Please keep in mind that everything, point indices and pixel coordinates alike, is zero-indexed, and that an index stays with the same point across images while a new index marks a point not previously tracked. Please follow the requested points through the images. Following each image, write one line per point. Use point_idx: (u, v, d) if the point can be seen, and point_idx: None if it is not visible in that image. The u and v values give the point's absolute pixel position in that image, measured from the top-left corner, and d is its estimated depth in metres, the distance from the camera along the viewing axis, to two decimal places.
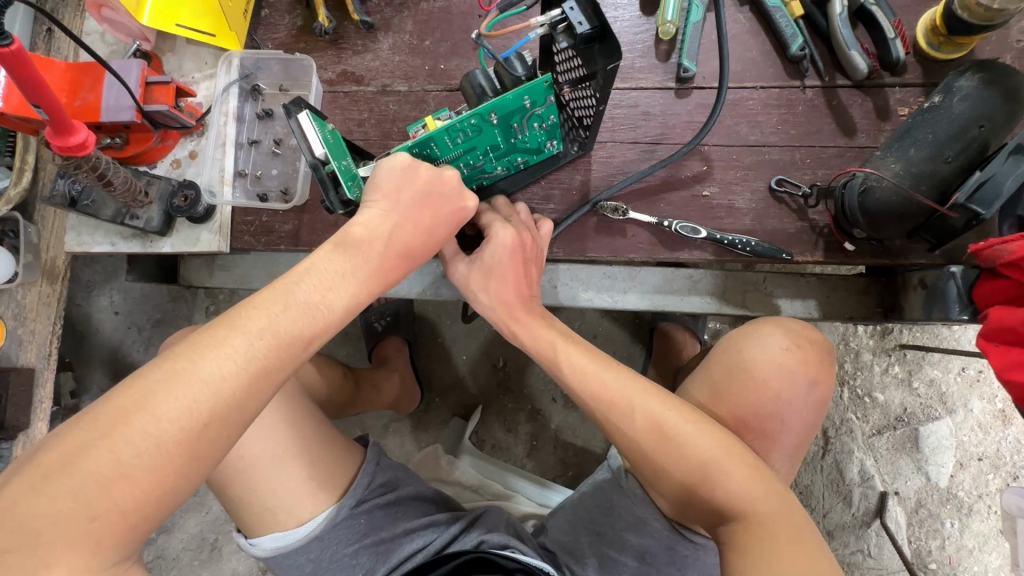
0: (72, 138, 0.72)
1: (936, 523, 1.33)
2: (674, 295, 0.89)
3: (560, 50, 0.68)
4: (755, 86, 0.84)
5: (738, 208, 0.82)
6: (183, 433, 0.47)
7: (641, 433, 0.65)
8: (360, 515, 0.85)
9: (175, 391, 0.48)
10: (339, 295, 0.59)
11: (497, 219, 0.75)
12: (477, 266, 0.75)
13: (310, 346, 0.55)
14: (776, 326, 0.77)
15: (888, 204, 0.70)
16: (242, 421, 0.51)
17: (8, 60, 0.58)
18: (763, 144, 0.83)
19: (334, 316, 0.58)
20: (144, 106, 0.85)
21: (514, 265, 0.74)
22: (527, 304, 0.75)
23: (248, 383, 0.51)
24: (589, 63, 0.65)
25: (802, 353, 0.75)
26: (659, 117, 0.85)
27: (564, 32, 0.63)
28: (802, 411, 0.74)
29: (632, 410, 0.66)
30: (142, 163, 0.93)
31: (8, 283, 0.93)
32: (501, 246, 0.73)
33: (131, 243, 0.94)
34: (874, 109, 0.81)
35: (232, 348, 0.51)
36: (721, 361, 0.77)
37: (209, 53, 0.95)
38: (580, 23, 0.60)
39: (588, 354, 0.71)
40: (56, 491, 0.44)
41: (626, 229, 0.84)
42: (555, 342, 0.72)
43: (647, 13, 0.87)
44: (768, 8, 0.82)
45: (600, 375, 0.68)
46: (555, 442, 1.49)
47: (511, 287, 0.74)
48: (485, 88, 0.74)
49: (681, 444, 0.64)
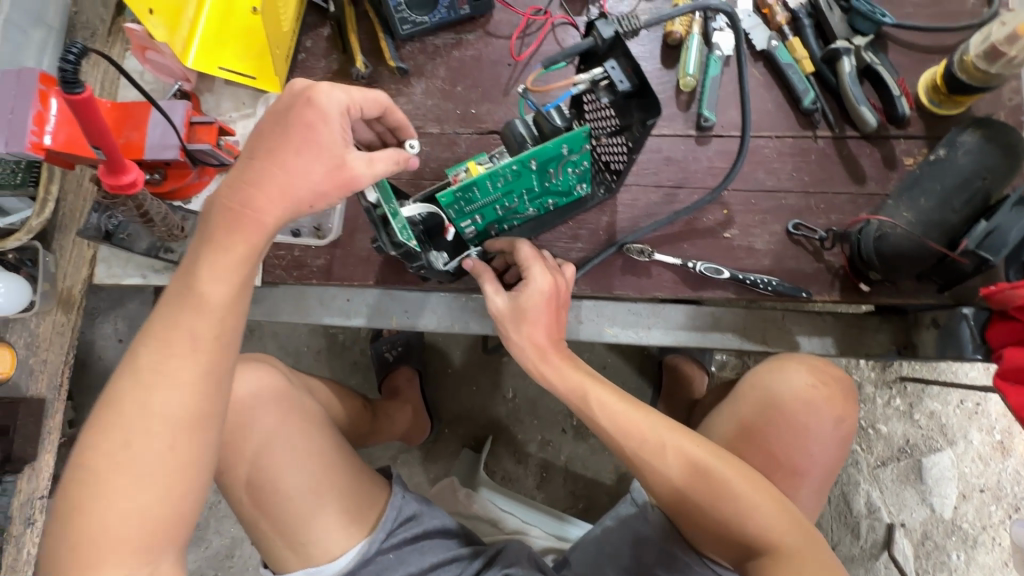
0: (124, 177, 0.74)
1: (942, 555, 1.36)
2: (697, 332, 0.90)
3: (596, 103, 0.73)
4: (770, 136, 0.89)
5: (757, 250, 0.87)
6: (144, 444, 0.54)
7: (674, 470, 0.68)
8: (388, 550, 0.86)
9: (116, 420, 0.54)
10: (219, 265, 0.57)
11: (533, 261, 0.76)
12: (512, 308, 0.75)
13: (211, 319, 0.56)
14: (800, 362, 0.79)
15: (903, 249, 0.75)
16: (194, 410, 0.55)
17: (77, 106, 0.62)
18: (779, 189, 0.88)
19: (231, 283, 0.57)
20: (187, 145, 0.87)
21: (550, 310, 0.75)
22: (559, 346, 0.76)
23: (175, 378, 0.55)
24: (624, 114, 0.72)
25: (832, 388, 0.78)
26: (680, 162, 0.90)
27: (605, 89, 0.69)
28: (826, 450, 0.77)
29: (664, 447, 0.68)
30: (178, 199, 0.95)
31: (24, 312, 0.96)
32: (539, 290, 0.74)
33: (164, 276, 0.95)
34: (882, 158, 0.87)
35: (143, 367, 0.55)
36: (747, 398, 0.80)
37: (246, 94, 0.99)
38: (622, 83, 0.67)
39: (619, 393, 0.73)
40: (84, 523, 0.53)
41: (650, 270, 0.88)
42: (586, 380, 0.73)
43: (667, 65, 0.93)
44: (782, 65, 0.88)
45: (631, 414, 0.70)
46: (565, 473, 1.53)
47: (543, 330, 0.75)
48: (524, 137, 0.75)
49: (711, 479, 0.66)
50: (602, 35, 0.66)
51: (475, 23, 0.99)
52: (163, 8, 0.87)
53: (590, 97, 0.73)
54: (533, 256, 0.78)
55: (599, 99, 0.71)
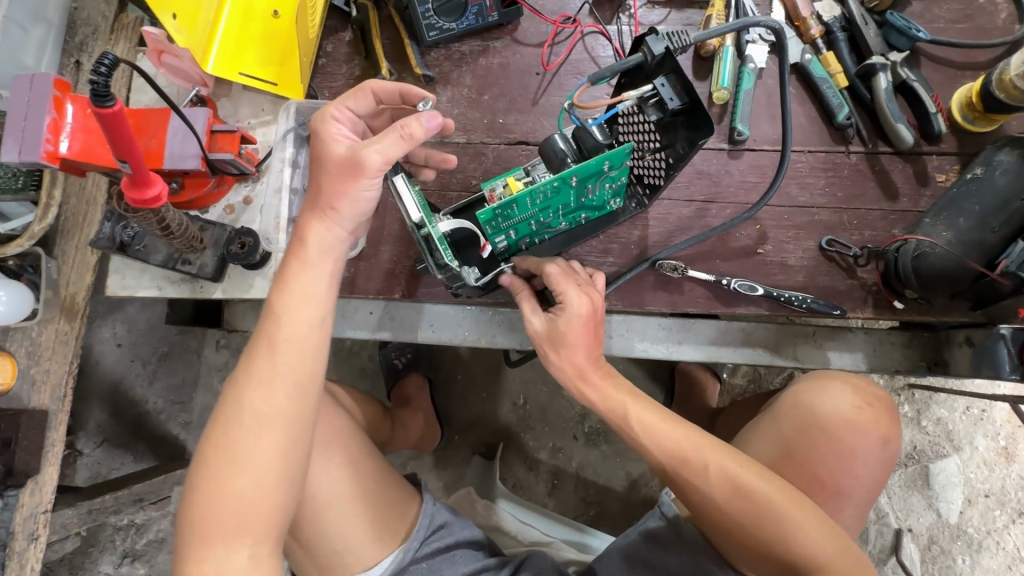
0: (148, 191, 0.71)
1: (948, 560, 1.38)
2: (728, 348, 0.89)
3: (642, 121, 0.75)
4: (802, 150, 0.89)
5: (790, 265, 0.86)
6: (251, 440, 0.58)
7: (717, 490, 0.66)
8: (422, 560, 0.85)
9: (225, 420, 0.58)
10: (309, 274, 0.61)
11: (568, 282, 0.73)
12: (552, 329, 0.74)
13: (303, 323, 0.60)
14: (844, 381, 0.80)
15: (941, 267, 0.75)
16: (294, 404, 0.59)
17: (106, 119, 0.59)
18: (811, 205, 0.87)
19: (317, 288, 0.61)
20: (209, 154, 0.84)
21: (588, 332, 0.73)
22: (598, 364, 0.74)
23: (273, 378, 0.59)
24: (669, 134, 0.73)
25: (872, 410, 0.78)
26: (712, 176, 0.89)
27: (653, 105, 0.71)
28: (869, 470, 0.76)
29: (707, 467, 0.67)
30: (195, 208, 0.92)
31: (26, 321, 0.91)
32: (576, 314, 0.72)
33: (180, 287, 0.91)
34: (914, 174, 0.87)
35: (247, 372, 0.59)
36: (788, 417, 0.80)
37: (266, 100, 0.96)
38: (671, 100, 0.67)
39: (659, 409, 0.72)
40: (206, 515, 0.57)
41: (683, 285, 0.87)
42: (627, 400, 0.72)
43: (698, 77, 0.92)
44: (816, 79, 0.87)
45: (676, 433, 0.69)
46: (576, 480, 1.52)
47: (583, 352, 0.73)
48: (565, 154, 0.74)
49: (755, 498, 0.65)
50: (652, 53, 0.67)
51: (502, 30, 0.97)
52: (183, 12, 0.82)
53: (636, 113, 0.75)
54: (566, 275, 0.75)
55: (646, 115, 0.72)
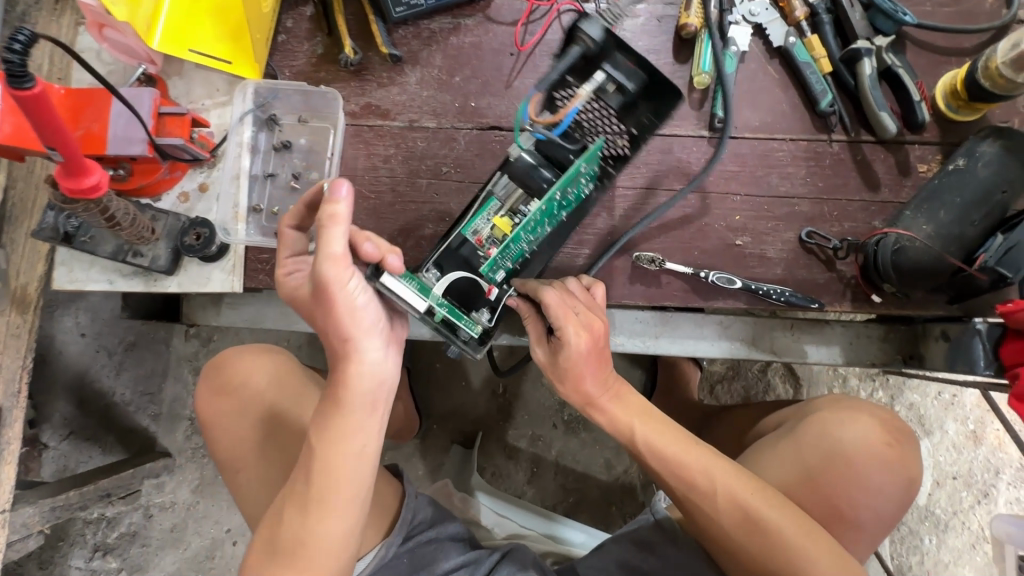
0: (85, 180, 0.65)
1: (916, 539, 1.41)
2: (705, 342, 0.88)
3: (599, 113, 0.76)
4: (784, 138, 0.86)
5: (770, 258, 0.84)
6: (290, 555, 0.60)
7: (729, 523, 0.67)
8: (404, 553, 0.86)
9: (271, 535, 0.61)
10: (347, 398, 0.59)
11: (565, 315, 0.66)
12: (556, 362, 0.70)
13: (341, 444, 0.59)
14: (870, 416, 0.82)
15: (919, 262, 0.74)
16: (329, 521, 0.60)
17: (26, 103, 0.53)
18: (792, 195, 0.85)
19: (356, 411, 0.59)
20: (157, 139, 0.78)
21: (593, 364, 0.69)
22: (612, 387, 0.72)
23: (311, 500, 0.59)
24: (631, 112, 0.76)
25: (896, 448, 0.79)
26: (692, 164, 0.86)
27: (612, 92, 0.74)
28: (887, 508, 0.77)
29: (717, 493, 0.67)
30: (146, 196, 0.86)
31: None
32: (574, 351, 0.67)
33: (133, 281, 0.86)
34: (896, 164, 0.85)
35: (292, 494, 0.61)
36: (809, 444, 0.80)
37: (220, 79, 0.89)
38: (626, 78, 0.73)
39: (681, 437, 0.70)
40: None
41: (660, 279, 0.84)
42: (634, 420, 0.70)
43: (678, 60, 0.88)
44: (800, 64, 0.84)
45: (694, 462, 0.68)
46: (556, 468, 1.52)
47: (590, 381, 0.70)
48: (534, 165, 0.78)
49: (770, 535, 0.65)
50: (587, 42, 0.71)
51: (474, 7, 0.91)
52: None
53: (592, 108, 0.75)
54: (564, 303, 0.68)
55: (607, 104, 0.75)
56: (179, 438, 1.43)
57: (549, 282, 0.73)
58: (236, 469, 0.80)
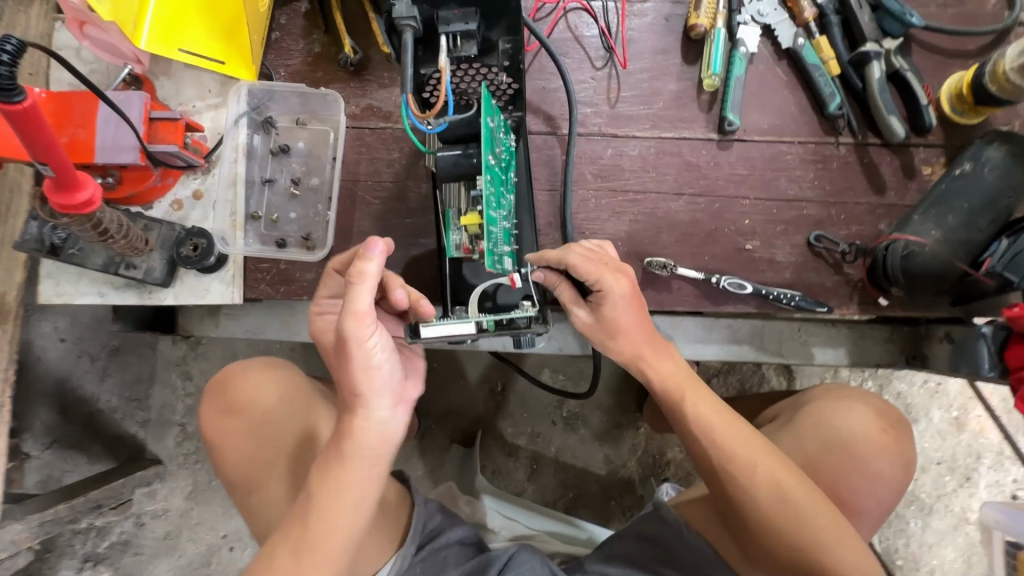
0: (77, 195, 0.61)
1: (902, 523, 1.46)
2: (714, 345, 0.88)
3: (465, 67, 0.66)
4: (792, 141, 0.86)
5: (778, 262, 0.84)
6: None
7: (763, 496, 0.65)
8: (418, 561, 0.85)
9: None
10: (352, 446, 0.57)
11: (600, 267, 0.68)
12: (600, 317, 0.71)
13: (341, 490, 0.57)
14: (864, 403, 0.82)
15: (928, 267, 0.75)
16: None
17: (16, 117, 0.49)
18: (800, 199, 0.85)
19: (358, 459, 0.57)
20: (149, 145, 0.74)
21: (637, 311, 0.70)
22: (655, 343, 0.72)
23: (302, 550, 0.56)
24: (494, 48, 0.65)
25: (890, 433, 0.79)
26: (701, 168, 0.86)
27: (464, 42, 0.63)
28: (879, 495, 0.77)
29: (756, 466, 0.66)
30: (137, 204, 0.82)
31: None
32: (620, 298, 0.69)
33: (126, 294, 0.82)
34: (901, 167, 0.85)
35: (281, 545, 0.57)
36: (807, 432, 0.80)
37: (211, 79, 0.85)
38: (466, 25, 0.61)
39: (725, 409, 0.69)
40: None
41: (671, 284, 0.84)
42: (685, 385, 0.70)
43: (686, 61, 0.87)
44: (807, 66, 0.84)
45: (731, 434, 0.67)
46: (555, 465, 1.52)
47: (636, 334, 0.71)
48: (461, 154, 0.69)
49: (798, 509, 0.64)
50: (413, 23, 0.59)
51: None
52: None
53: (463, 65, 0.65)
54: (590, 259, 0.69)
55: (469, 55, 0.64)
56: (170, 444, 1.38)
57: (569, 245, 0.73)
58: (249, 488, 0.77)
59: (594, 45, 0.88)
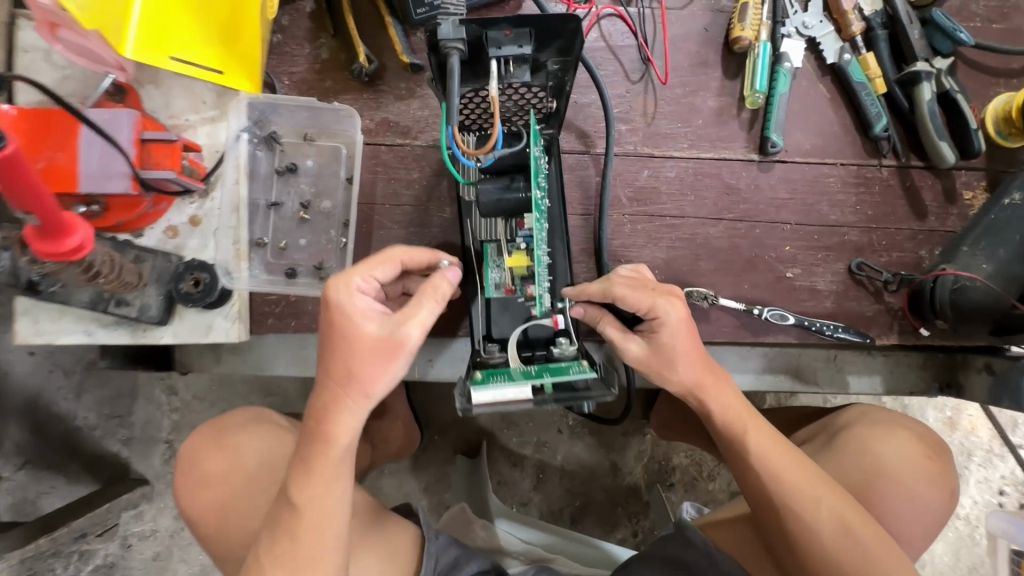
0: (67, 241, 0.53)
1: None
2: (748, 373, 0.85)
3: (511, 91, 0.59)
4: (835, 163, 0.82)
5: (820, 291, 0.81)
6: None
7: (827, 530, 0.61)
8: None
9: None
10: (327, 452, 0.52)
11: (650, 293, 0.65)
12: (656, 347, 0.66)
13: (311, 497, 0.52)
14: (908, 429, 0.79)
15: (980, 302, 0.73)
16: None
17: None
18: (842, 224, 0.82)
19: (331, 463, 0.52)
20: (142, 171, 0.65)
21: (693, 337, 0.66)
22: (716, 372, 0.67)
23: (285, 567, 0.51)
24: (541, 71, 0.59)
25: (934, 461, 0.76)
26: (742, 192, 0.81)
27: (515, 67, 0.56)
28: (924, 524, 0.74)
29: (819, 499, 0.62)
30: (126, 231, 0.73)
31: None
32: (678, 323, 0.64)
33: (117, 333, 0.73)
34: (943, 191, 0.82)
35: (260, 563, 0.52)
36: (851, 461, 0.75)
37: (206, 88, 0.75)
38: (520, 50, 0.54)
39: (785, 443, 0.66)
40: None
41: (711, 315, 0.80)
42: (745, 416, 0.66)
43: (727, 75, 0.82)
44: (853, 83, 0.79)
45: (791, 464, 0.64)
46: (562, 473, 1.37)
47: (694, 364, 0.66)
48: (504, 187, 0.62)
49: (865, 548, 0.60)
50: (460, 46, 0.51)
51: (503, 7, 0.81)
52: None
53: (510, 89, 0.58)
54: (636, 286, 0.66)
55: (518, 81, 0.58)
56: (156, 462, 1.17)
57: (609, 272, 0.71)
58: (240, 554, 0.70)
59: (629, 56, 0.81)
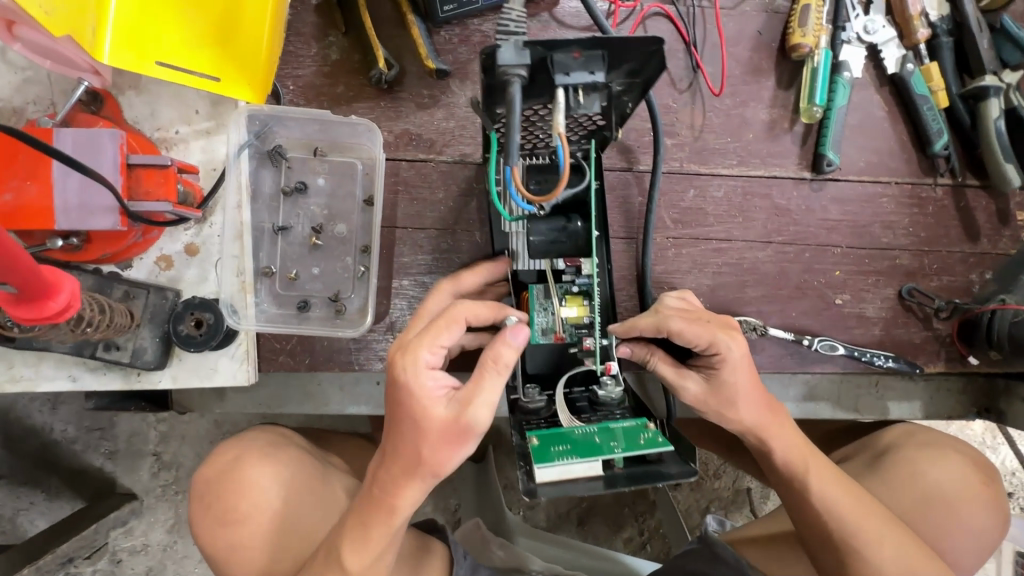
0: (51, 303, 0.45)
1: None
2: (790, 402, 0.81)
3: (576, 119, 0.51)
4: (889, 181, 0.77)
5: (868, 317, 0.77)
6: None
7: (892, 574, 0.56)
8: None
9: None
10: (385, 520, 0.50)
11: (711, 326, 0.58)
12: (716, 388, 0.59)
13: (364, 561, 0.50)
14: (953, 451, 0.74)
15: None
16: None
17: None
18: (894, 247, 0.77)
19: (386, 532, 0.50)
20: (131, 204, 0.56)
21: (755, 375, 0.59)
22: (775, 409, 0.61)
23: None
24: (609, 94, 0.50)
25: (985, 486, 0.70)
26: (792, 212, 0.76)
27: (585, 96, 0.47)
28: (978, 551, 0.68)
29: (884, 539, 0.57)
30: (111, 262, 0.63)
31: None
32: (740, 361, 0.58)
33: (108, 377, 0.64)
34: (996, 212, 0.78)
35: None
36: (899, 484, 0.69)
37: (198, 95, 0.64)
38: (592, 76, 0.45)
39: (841, 473, 0.61)
40: None
41: (757, 345, 0.75)
42: (806, 452, 0.61)
43: (779, 84, 0.75)
44: (915, 96, 0.73)
45: (855, 504, 0.59)
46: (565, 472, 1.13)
47: (753, 404, 0.59)
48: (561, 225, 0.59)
49: None
50: (523, 73, 0.43)
51: (537, 5, 0.72)
52: None
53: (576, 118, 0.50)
54: (692, 319, 0.58)
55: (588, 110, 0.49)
56: (144, 476, 1.01)
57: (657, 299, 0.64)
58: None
59: (676, 62, 0.74)
